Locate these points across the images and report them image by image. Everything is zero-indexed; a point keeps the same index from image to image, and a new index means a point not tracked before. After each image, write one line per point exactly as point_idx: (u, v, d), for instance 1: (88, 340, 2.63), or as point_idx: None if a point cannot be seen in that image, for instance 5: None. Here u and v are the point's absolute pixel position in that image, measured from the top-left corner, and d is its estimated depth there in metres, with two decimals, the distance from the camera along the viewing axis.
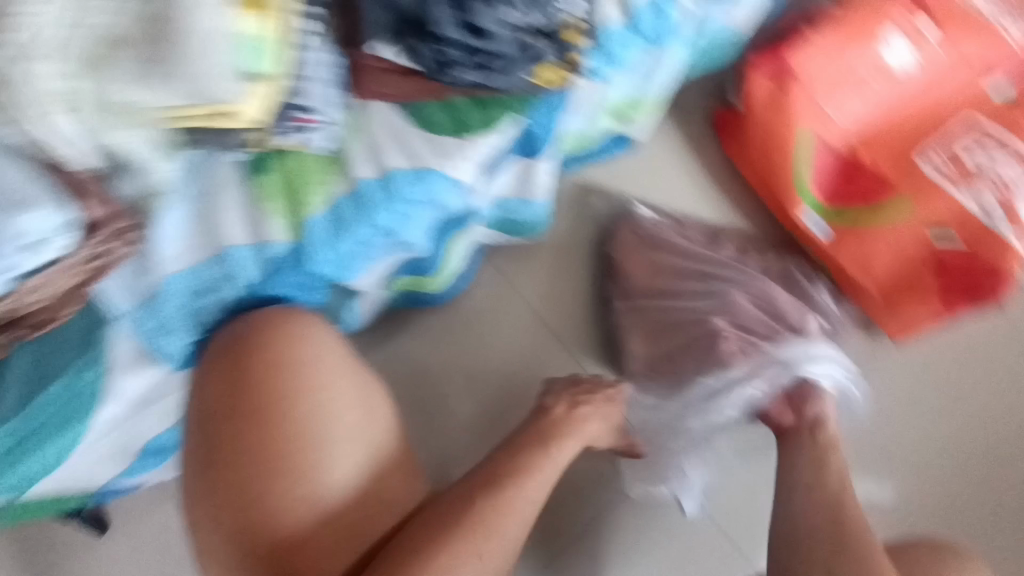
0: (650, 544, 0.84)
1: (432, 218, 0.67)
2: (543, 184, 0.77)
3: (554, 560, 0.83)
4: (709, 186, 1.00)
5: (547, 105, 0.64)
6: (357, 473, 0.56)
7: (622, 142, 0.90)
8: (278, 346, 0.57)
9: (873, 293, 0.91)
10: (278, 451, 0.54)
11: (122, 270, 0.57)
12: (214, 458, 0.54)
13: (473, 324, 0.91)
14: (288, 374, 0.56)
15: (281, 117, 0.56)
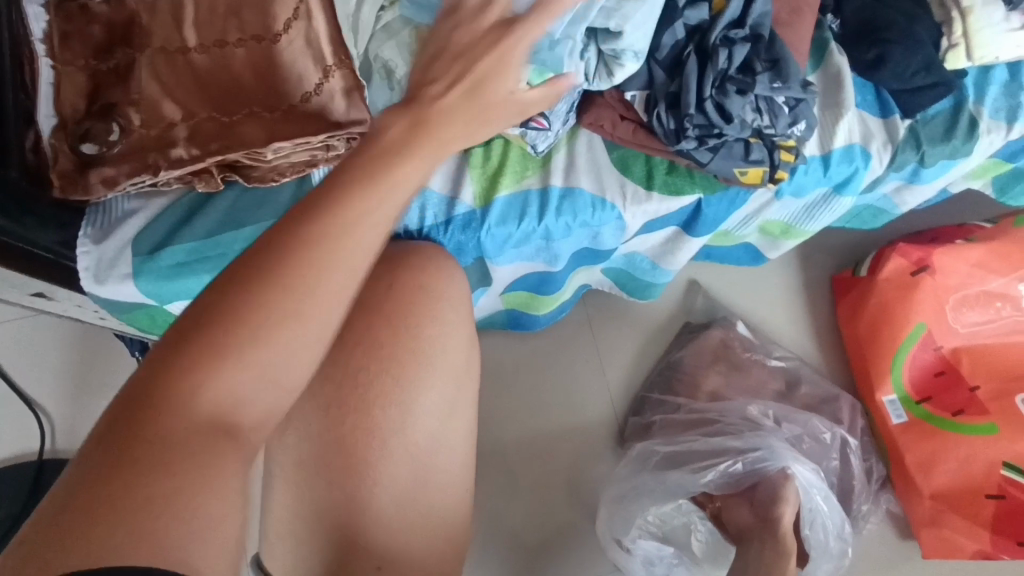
0: None
1: (585, 244, 0.74)
2: (675, 260, 0.83)
3: None
4: (807, 333, 1.05)
5: (726, 195, 0.72)
6: (442, 413, 0.59)
7: (749, 257, 0.97)
8: (425, 270, 0.62)
9: (924, 500, 0.92)
10: (388, 360, 0.58)
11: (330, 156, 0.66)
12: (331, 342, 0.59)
13: (543, 352, 1.02)
14: (429, 300, 0.61)
15: (524, 116, 0.65)
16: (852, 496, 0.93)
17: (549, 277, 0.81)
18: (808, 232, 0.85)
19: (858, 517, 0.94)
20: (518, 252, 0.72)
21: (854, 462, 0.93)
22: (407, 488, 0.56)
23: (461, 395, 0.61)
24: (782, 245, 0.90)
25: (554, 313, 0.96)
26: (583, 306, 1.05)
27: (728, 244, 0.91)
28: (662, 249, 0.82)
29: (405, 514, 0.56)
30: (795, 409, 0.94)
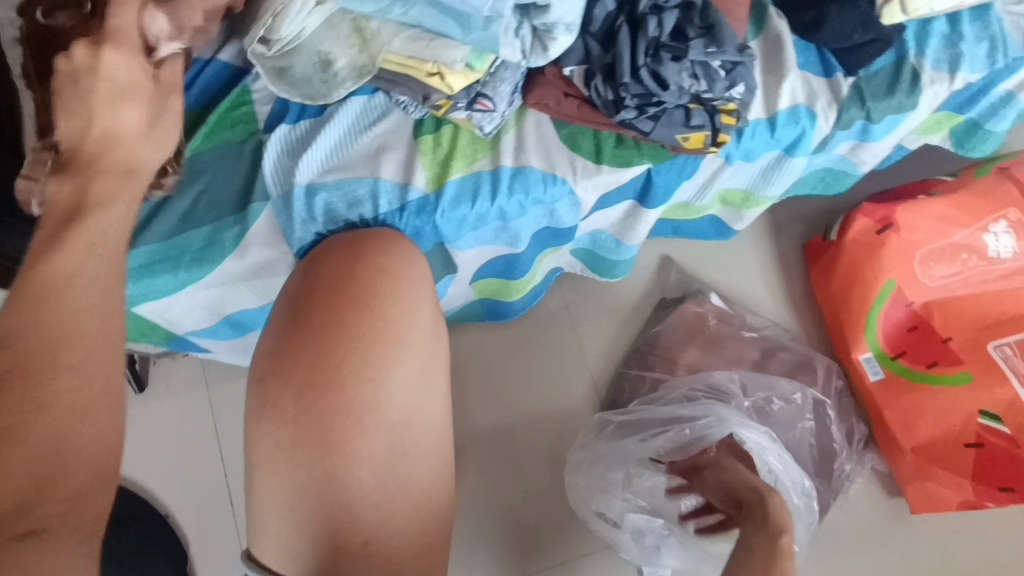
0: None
1: (544, 223, 0.76)
2: (638, 236, 0.84)
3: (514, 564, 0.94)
4: (782, 300, 1.06)
5: (675, 164, 0.73)
6: (417, 385, 0.61)
7: (718, 232, 0.99)
8: (383, 254, 0.64)
9: (905, 455, 0.93)
10: (358, 339, 0.60)
11: (277, 143, 0.68)
12: (304, 328, 0.61)
13: (523, 337, 1.04)
14: (387, 283, 0.63)
15: (468, 99, 0.67)
16: (834, 456, 0.94)
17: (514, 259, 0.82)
18: (766, 198, 0.86)
19: (843, 477, 0.94)
20: (475, 235, 0.73)
21: (831, 422, 0.95)
22: (382, 463, 0.58)
23: (430, 372, 0.62)
24: (744, 215, 0.91)
25: (527, 299, 0.97)
26: (559, 289, 1.06)
27: (694, 217, 0.93)
28: (623, 225, 0.84)
29: (384, 488, 0.58)
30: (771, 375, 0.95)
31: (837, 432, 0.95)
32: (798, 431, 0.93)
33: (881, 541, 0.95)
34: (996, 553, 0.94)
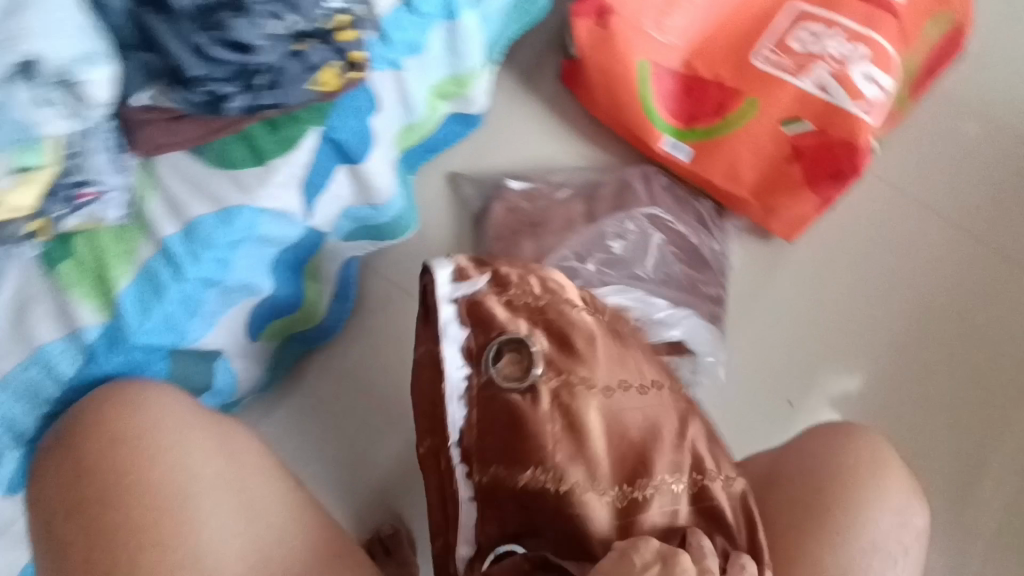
0: None
1: (267, 249, 0.67)
2: (380, 191, 0.75)
3: None
4: (574, 142, 1.03)
5: (341, 109, 0.63)
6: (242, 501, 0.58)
7: (466, 120, 0.91)
8: (108, 428, 0.56)
9: (748, 202, 0.93)
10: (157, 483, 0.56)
11: None
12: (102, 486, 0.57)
13: (381, 345, 0.96)
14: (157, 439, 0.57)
15: (65, 203, 0.52)
16: (700, 240, 0.95)
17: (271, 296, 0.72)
18: (473, 70, 0.78)
19: (718, 252, 0.95)
20: (202, 315, 0.64)
21: (677, 218, 0.95)
22: None
23: (235, 467, 0.58)
24: (471, 101, 0.85)
25: (332, 308, 0.90)
26: (381, 276, 0.99)
27: (431, 124, 0.84)
28: (357, 190, 0.74)
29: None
30: (604, 218, 0.95)
31: (689, 222, 0.96)
32: (656, 243, 0.94)
33: (772, 284, 1.07)
34: (841, 237, 1.10)
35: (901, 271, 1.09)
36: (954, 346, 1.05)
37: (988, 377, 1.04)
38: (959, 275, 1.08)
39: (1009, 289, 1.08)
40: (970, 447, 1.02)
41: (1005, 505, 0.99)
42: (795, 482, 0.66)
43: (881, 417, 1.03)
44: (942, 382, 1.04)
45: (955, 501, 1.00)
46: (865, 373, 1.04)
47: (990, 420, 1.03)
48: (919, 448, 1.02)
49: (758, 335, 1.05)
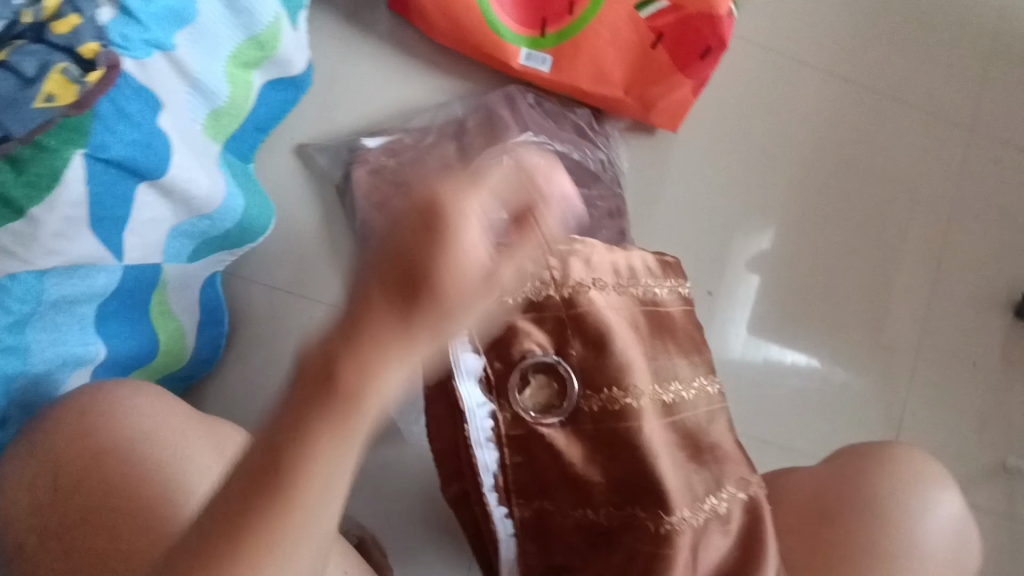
0: None
1: (82, 308, 0.55)
2: (203, 197, 0.63)
3: None
4: (425, 80, 0.93)
5: (103, 119, 0.49)
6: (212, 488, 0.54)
7: (288, 83, 0.78)
8: (101, 434, 0.54)
9: (624, 101, 0.86)
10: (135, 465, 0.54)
11: None
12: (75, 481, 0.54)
13: (278, 357, 0.86)
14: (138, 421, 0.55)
15: None
16: (585, 149, 0.89)
17: (111, 355, 0.61)
18: (271, 26, 0.65)
19: (606, 156, 0.90)
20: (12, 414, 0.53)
21: (557, 133, 0.88)
22: None
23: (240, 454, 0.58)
24: (287, 62, 0.73)
25: (201, 341, 0.78)
26: (257, 281, 0.88)
27: (246, 98, 0.70)
28: (176, 205, 0.61)
29: None
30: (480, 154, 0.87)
31: (568, 132, 0.89)
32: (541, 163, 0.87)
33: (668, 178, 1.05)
34: (722, 110, 1.07)
35: (790, 133, 1.08)
36: (851, 196, 1.08)
37: (887, 217, 1.09)
38: (844, 124, 1.09)
39: (891, 128, 1.10)
40: (884, 288, 1.07)
41: (919, 330, 1.07)
42: (846, 499, 0.66)
43: (799, 281, 1.06)
44: (848, 233, 1.08)
45: (877, 342, 1.06)
46: (774, 240, 1.06)
47: (895, 259, 1.08)
48: (839, 301, 1.06)
49: (663, 231, 1.03)
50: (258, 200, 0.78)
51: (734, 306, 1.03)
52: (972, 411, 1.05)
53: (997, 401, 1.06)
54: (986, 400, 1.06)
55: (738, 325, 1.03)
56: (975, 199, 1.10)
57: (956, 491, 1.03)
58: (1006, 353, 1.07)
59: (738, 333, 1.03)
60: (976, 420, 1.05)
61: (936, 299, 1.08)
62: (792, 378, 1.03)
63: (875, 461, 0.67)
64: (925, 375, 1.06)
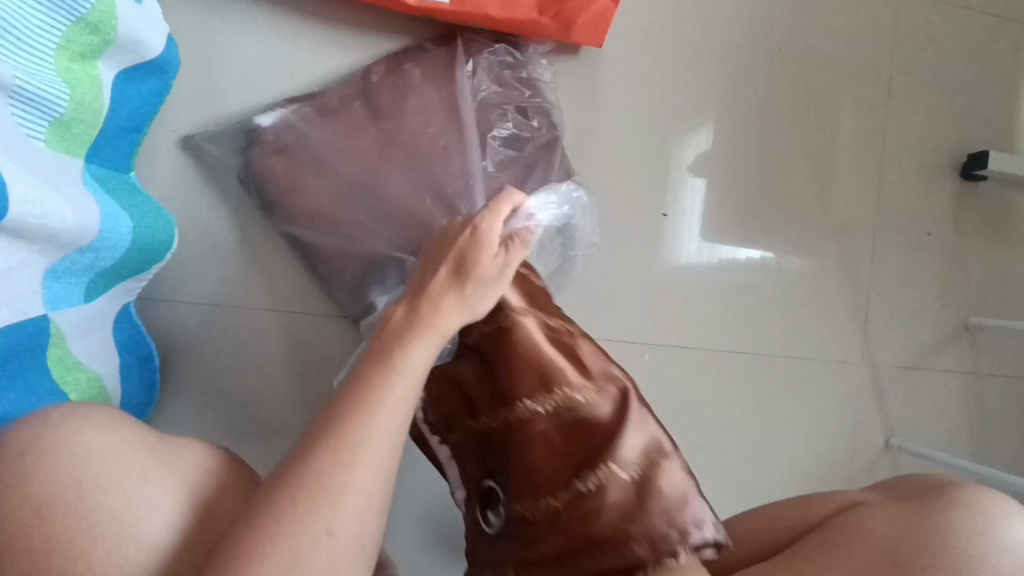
0: None
1: None
2: (71, 228, 0.53)
3: None
4: (314, 38, 0.82)
5: None
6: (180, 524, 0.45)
7: (147, 69, 0.66)
8: (37, 484, 0.42)
9: (542, 21, 0.77)
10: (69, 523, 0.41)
11: None
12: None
13: (225, 378, 0.79)
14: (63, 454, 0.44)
15: None
16: (504, 78, 0.81)
17: None
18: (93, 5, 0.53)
19: (531, 76, 0.82)
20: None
21: (474, 69, 0.80)
22: None
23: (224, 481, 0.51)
24: (137, 45, 0.62)
25: (126, 389, 0.71)
26: (179, 301, 0.79)
27: (95, 96, 0.58)
28: (40, 244, 0.51)
29: None
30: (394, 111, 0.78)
31: (484, 63, 0.81)
32: (458, 99, 0.79)
33: (603, 101, 0.97)
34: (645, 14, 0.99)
35: (719, 27, 1.01)
36: (791, 85, 1.03)
37: (829, 101, 1.05)
38: (772, 9, 1.03)
39: (820, 5, 1.05)
40: (837, 175, 1.05)
41: (875, 211, 1.06)
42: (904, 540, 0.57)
43: (752, 185, 1.02)
44: (794, 124, 1.04)
45: (838, 233, 1.05)
46: (719, 145, 1.01)
47: (843, 142, 1.05)
48: (796, 198, 1.03)
49: (607, 159, 0.97)
50: (149, 217, 0.68)
51: (685, 205, 0.99)
52: (934, 282, 1.07)
53: (955, 266, 1.08)
54: (946, 268, 1.07)
55: (689, 224, 0.99)
56: (911, 64, 1.07)
57: (928, 362, 1.06)
58: (958, 218, 1.08)
59: (691, 233, 0.99)
60: (937, 288, 1.07)
61: (888, 177, 1.06)
62: (761, 283, 1.02)
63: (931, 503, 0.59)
64: (887, 255, 1.06)
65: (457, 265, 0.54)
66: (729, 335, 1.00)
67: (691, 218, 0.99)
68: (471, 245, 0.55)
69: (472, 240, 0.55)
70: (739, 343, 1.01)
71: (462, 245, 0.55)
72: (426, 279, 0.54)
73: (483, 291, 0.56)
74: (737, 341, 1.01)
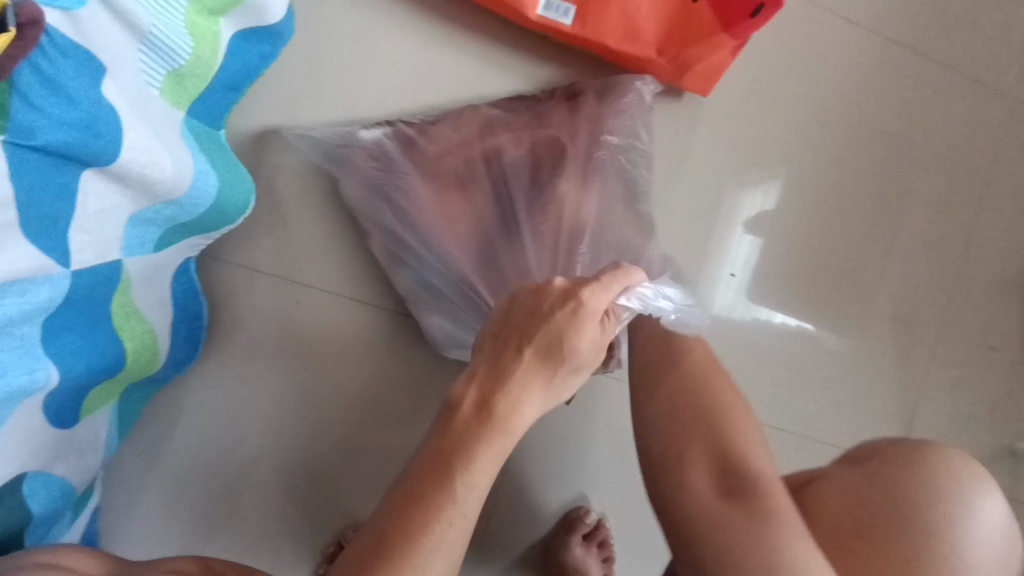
0: (570, 450, 0.87)
1: (31, 330, 0.45)
2: (167, 182, 0.52)
3: (492, 507, 0.86)
4: (421, 32, 0.81)
5: (26, 93, 0.37)
6: None
7: (263, 34, 0.64)
8: None
9: (657, 62, 0.75)
10: None
11: None
12: None
13: (266, 349, 0.79)
14: None
15: None
16: (598, 95, 0.76)
17: (68, 377, 0.51)
18: None
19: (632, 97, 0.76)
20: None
21: (573, 88, 0.78)
22: None
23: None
24: (264, 11, 0.61)
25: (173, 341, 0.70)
26: (239, 264, 0.79)
27: (212, 53, 0.57)
28: (134, 191, 0.50)
29: None
30: (490, 118, 0.77)
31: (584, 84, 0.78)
32: (544, 109, 0.77)
33: (689, 151, 0.96)
34: (752, 73, 0.98)
35: (824, 98, 0.99)
36: (885, 169, 1.01)
37: (921, 194, 1.02)
38: (883, 90, 1.00)
39: (934, 95, 1.02)
40: (913, 269, 1.01)
41: (944, 313, 1.02)
42: (878, 515, 0.53)
43: (824, 262, 0.99)
44: (879, 209, 1.01)
45: (900, 328, 1.01)
46: (798, 216, 0.99)
47: (926, 237, 1.02)
48: (866, 283, 1.00)
49: (681, 208, 0.96)
50: (232, 178, 0.67)
51: (727, 266, 0.97)
52: (989, 398, 1.03)
53: (1013, 386, 1.04)
54: (1004, 385, 1.04)
55: (730, 282, 0.97)
56: (1011, 173, 1.04)
57: None
58: None
59: (725, 297, 0.97)
60: (990, 404, 1.03)
61: (964, 282, 1.03)
62: (809, 363, 0.99)
63: (891, 467, 0.56)
64: (946, 361, 1.02)
65: (548, 349, 0.46)
66: (767, 408, 0.98)
67: (734, 278, 0.97)
68: (569, 324, 0.47)
69: (570, 318, 0.47)
70: (774, 417, 0.98)
71: (558, 322, 0.47)
72: (507, 359, 0.46)
73: (571, 377, 0.48)
74: (773, 415, 0.98)
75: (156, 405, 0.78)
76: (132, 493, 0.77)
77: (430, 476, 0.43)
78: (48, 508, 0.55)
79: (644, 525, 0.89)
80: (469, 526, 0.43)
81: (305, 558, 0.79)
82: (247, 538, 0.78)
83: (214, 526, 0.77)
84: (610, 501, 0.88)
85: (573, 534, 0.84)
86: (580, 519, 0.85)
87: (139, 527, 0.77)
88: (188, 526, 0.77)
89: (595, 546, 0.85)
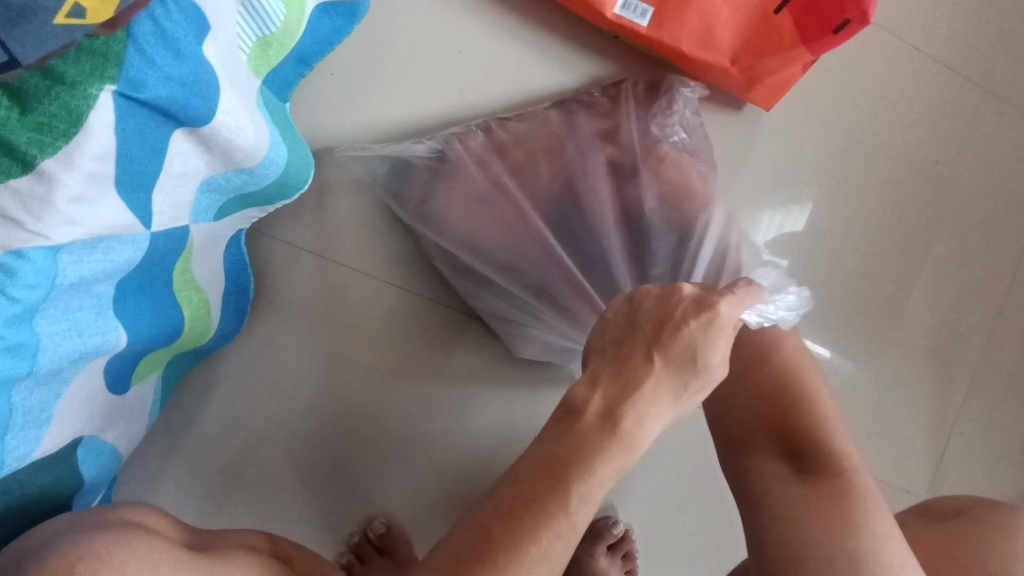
0: None
1: (106, 290, 0.44)
2: (247, 151, 0.51)
3: None
4: (489, 21, 0.80)
5: (141, 43, 0.36)
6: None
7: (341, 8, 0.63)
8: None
9: (729, 72, 0.75)
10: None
11: None
12: None
13: (306, 328, 0.78)
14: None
15: None
16: (662, 94, 0.77)
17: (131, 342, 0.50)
18: None
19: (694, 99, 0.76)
20: (12, 427, 0.40)
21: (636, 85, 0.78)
22: None
23: None
24: None
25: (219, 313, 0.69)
26: (285, 241, 0.78)
27: (297, 23, 0.56)
28: (215, 155, 0.49)
29: None
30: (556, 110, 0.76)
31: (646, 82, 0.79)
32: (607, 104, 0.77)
33: (739, 162, 0.95)
34: (812, 91, 0.97)
35: (881, 122, 0.98)
36: (936, 199, 1.00)
37: (970, 227, 1.01)
38: (940, 120, 1.00)
39: (991, 129, 1.01)
40: (956, 302, 1.01)
41: (984, 349, 1.02)
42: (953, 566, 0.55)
43: (867, 287, 0.99)
44: (927, 239, 1.00)
45: (939, 360, 1.00)
46: (845, 238, 0.98)
47: (972, 271, 1.01)
48: (908, 312, 1.00)
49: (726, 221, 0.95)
50: (297, 152, 0.65)
51: None
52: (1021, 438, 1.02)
53: None
54: None
55: None
56: None
57: None
58: None
59: None
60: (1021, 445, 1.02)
61: (1006, 319, 1.02)
62: (843, 387, 0.98)
63: (980, 526, 0.57)
64: (982, 398, 1.02)
65: (683, 360, 0.47)
66: None
67: None
68: (702, 335, 0.47)
69: (703, 329, 0.47)
70: None
71: (692, 333, 0.47)
72: (636, 366, 0.47)
73: (697, 393, 0.48)
74: None
75: (188, 376, 0.76)
76: (156, 464, 0.75)
77: (545, 478, 0.42)
78: (95, 475, 0.54)
79: (670, 541, 0.87)
80: (576, 538, 0.42)
81: (326, 544, 0.77)
82: (269, 518, 0.76)
83: (237, 505, 0.76)
84: (638, 514, 0.86)
85: (599, 543, 0.82)
86: (608, 529, 0.83)
87: (159, 499, 0.75)
88: (208, 502, 0.75)
89: (619, 557, 0.83)
